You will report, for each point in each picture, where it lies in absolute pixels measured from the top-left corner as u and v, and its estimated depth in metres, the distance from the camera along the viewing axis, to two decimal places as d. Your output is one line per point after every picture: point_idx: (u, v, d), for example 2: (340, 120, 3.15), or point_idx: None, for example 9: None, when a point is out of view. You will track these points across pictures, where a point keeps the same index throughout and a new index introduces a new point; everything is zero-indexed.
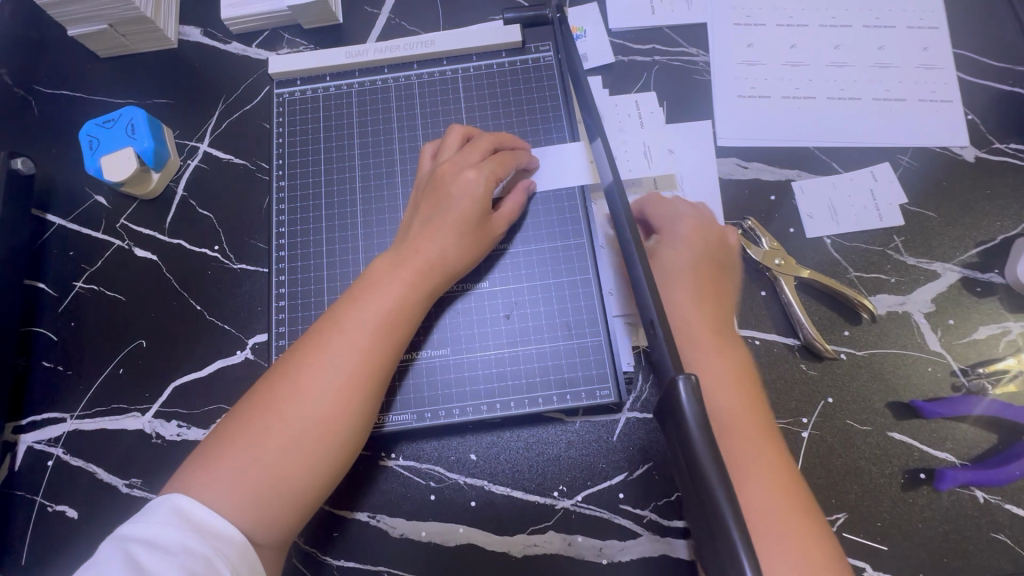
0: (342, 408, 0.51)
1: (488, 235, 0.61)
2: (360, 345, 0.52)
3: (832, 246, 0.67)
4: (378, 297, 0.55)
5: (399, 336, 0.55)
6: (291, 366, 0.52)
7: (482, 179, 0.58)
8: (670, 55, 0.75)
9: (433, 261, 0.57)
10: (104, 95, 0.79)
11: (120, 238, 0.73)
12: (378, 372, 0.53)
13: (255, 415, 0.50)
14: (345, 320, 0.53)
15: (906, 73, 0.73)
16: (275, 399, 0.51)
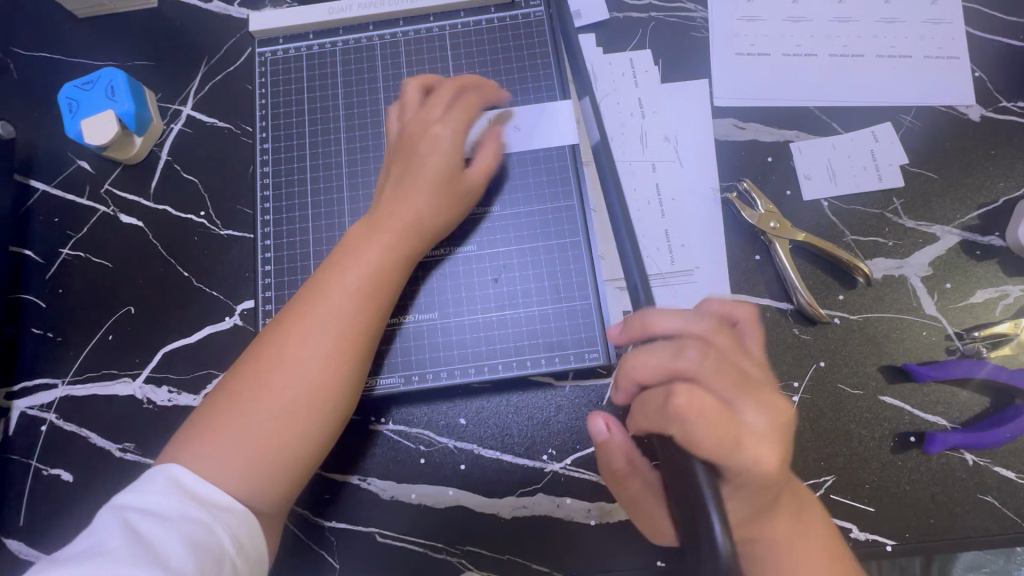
0: (329, 374, 0.51)
1: (466, 189, 0.59)
2: (344, 310, 0.52)
3: (829, 209, 0.66)
4: (360, 262, 0.54)
5: (384, 300, 0.54)
6: (274, 335, 0.52)
7: (452, 130, 0.57)
8: (667, 11, 0.72)
9: (411, 220, 0.56)
10: (83, 57, 0.77)
11: (105, 204, 0.72)
12: (364, 337, 0.52)
13: (242, 386, 0.50)
14: (327, 286, 0.53)
15: (912, 29, 0.70)
16: (259, 371, 0.50)
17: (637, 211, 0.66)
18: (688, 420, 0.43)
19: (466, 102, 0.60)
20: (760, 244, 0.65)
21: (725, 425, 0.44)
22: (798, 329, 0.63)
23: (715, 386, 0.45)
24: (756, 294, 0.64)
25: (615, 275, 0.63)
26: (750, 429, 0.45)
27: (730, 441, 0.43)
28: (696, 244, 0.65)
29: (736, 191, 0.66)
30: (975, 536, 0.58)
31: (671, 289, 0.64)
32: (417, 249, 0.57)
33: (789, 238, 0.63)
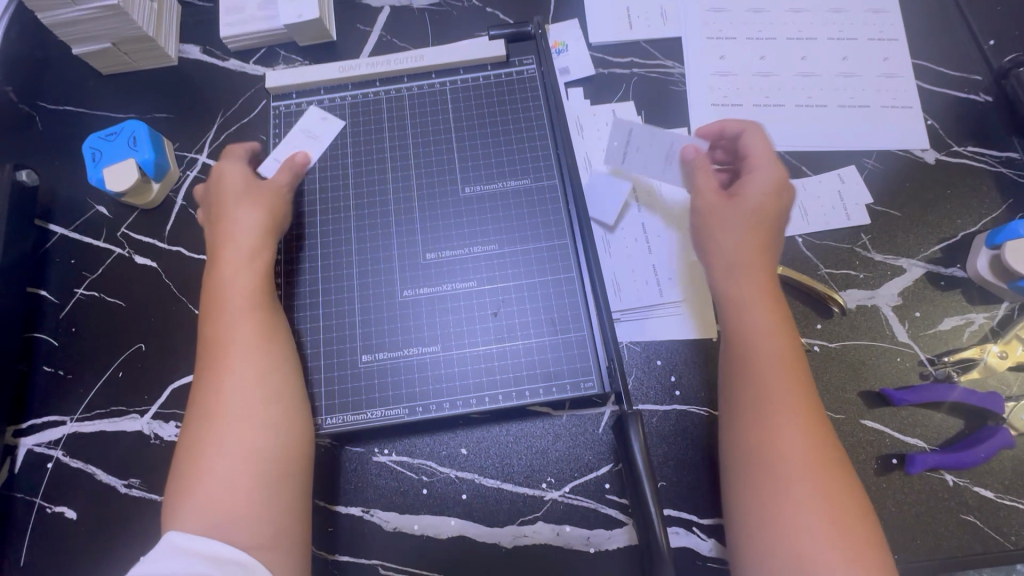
0: (260, 413, 0.54)
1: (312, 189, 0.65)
2: (250, 338, 0.58)
3: (803, 245, 0.71)
4: (233, 297, 0.60)
5: (273, 321, 0.60)
6: (203, 398, 0.55)
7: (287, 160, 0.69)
8: (648, 68, 0.80)
9: (246, 241, 0.63)
10: (106, 110, 0.82)
11: (121, 246, 0.75)
12: (272, 355, 0.58)
13: (197, 450, 0.53)
14: (224, 331, 0.58)
15: (868, 82, 0.78)
16: (199, 441, 0.53)
17: (625, 247, 0.71)
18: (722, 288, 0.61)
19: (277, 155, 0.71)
20: None
21: (766, 200, 0.60)
22: None
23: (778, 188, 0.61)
24: None
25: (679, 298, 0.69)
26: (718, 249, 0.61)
27: (749, 214, 0.60)
28: (683, 278, 0.69)
29: None
30: (961, 555, 0.60)
31: (658, 320, 0.68)
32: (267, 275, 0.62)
33: None
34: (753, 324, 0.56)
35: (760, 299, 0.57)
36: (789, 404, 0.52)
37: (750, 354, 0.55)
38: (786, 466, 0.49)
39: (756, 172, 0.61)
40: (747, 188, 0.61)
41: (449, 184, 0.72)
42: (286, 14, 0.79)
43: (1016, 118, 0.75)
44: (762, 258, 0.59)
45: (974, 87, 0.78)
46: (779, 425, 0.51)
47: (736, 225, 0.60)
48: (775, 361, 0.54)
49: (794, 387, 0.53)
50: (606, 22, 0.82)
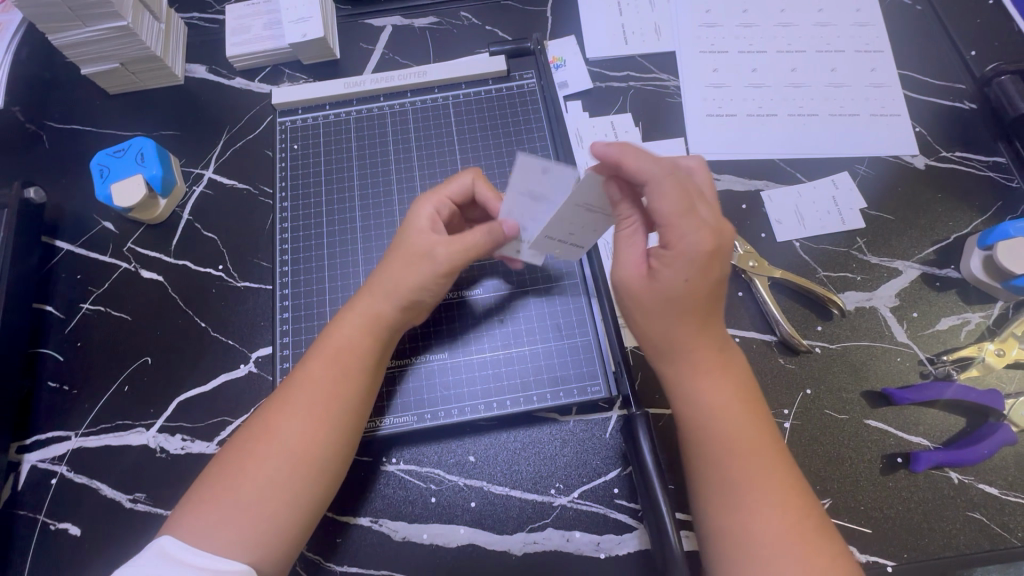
0: (307, 455, 0.54)
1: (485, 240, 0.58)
2: (327, 383, 0.56)
3: (801, 249, 0.72)
4: (351, 337, 0.58)
5: (362, 371, 0.58)
6: (267, 408, 0.56)
7: (470, 181, 0.63)
8: (644, 81, 0.83)
9: (398, 286, 0.58)
10: (113, 128, 0.83)
11: (128, 261, 0.76)
12: (342, 406, 0.56)
13: (240, 459, 0.53)
14: (314, 363, 0.57)
15: (857, 91, 0.81)
16: (242, 456, 0.53)
17: None
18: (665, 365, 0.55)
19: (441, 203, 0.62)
20: (741, 281, 0.71)
21: (690, 283, 0.50)
22: (783, 359, 0.67)
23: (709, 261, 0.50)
24: (743, 328, 0.69)
25: None
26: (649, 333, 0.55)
27: (686, 300, 0.51)
28: None
29: None
30: (969, 553, 0.60)
31: None
32: (398, 319, 0.59)
33: (767, 275, 0.69)
34: (711, 406, 0.53)
35: (717, 377, 0.54)
36: (765, 484, 0.50)
37: (718, 423, 0.52)
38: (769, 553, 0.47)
39: (682, 230, 0.49)
40: (664, 272, 0.51)
41: None
42: (292, 34, 0.81)
43: (1000, 124, 0.77)
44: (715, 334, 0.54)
45: (958, 96, 0.80)
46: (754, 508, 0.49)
47: (670, 313, 0.52)
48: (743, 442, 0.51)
49: (769, 470, 0.50)
50: (603, 38, 0.85)
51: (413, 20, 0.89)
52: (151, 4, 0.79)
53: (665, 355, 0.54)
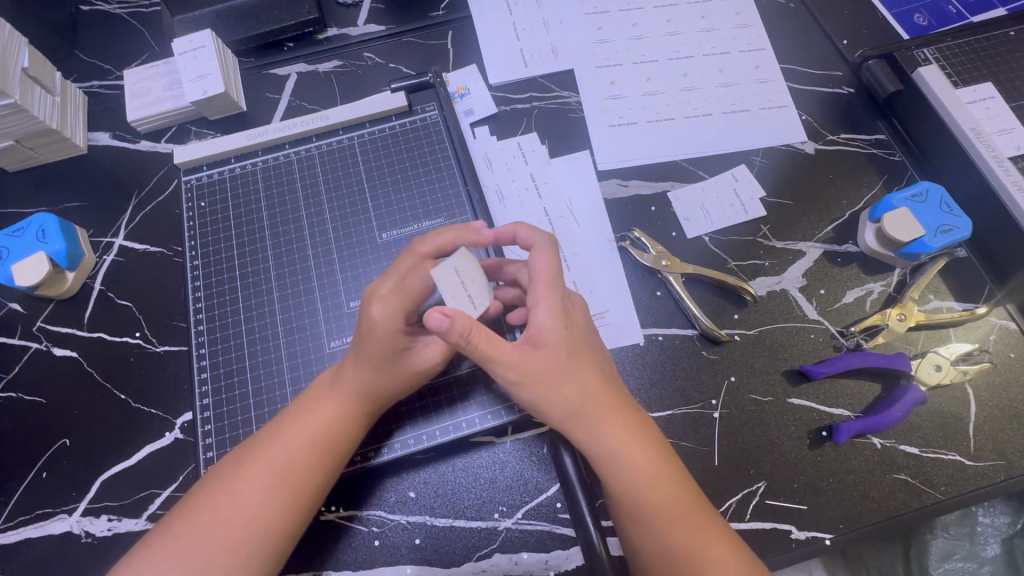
0: (271, 517, 0.53)
1: (442, 331, 0.50)
2: (292, 462, 0.55)
3: (710, 243, 0.75)
4: (323, 400, 0.58)
5: (339, 447, 0.57)
6: (225, 470, 0.55)
7: (453, 236, 0.55)
8: (546, 100, 0.86)
9: (387, 364, 0.56)
10: (16, 206, 0.81)
11: (39, 340, 0.73)
12: (316, 485, 0.56)
13: (190, 528, 0.52)
14: (284, 431, 0.57)
15: (745, 89, 0.85)
16: (202, 511, 0.53)
17: None
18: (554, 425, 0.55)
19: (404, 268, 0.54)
20: (658, 281, 0.73)
21: (561, 332, 0.54)
22: (706, 351, 0.70)
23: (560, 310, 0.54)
24: (664, 326, 0.71)
25: (601, 309, 0.71)
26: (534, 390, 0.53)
27: (559, 357, 0.54)
28: (602, 289, 0.72)
29: (628, 239, 0.75)
30: (898, 514, 0.63)
31: None
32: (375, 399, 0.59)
33: (680, 272, 0.72)
34: (627, 451, 0.54)
35: (614, 427, 0.55)
36: (683, 526, 0.53)
37: (629, 475, 0.54)
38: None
39: (539, 301, 0.54)
40: (540, 329, 0.53)
41: (365, 232, 0.73)
42: (192, 92, 0.81)
43: (877, 105, 0.83)
44: (600, 382, 0.55)
45: (837, 82, 0.86)
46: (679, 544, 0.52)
47: (563, 368, 0.54)
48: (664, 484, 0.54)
49: (688, 504, 0.54)
50: (503, 64, 0.88)
51: (317, 65, 0.91)
52: (43, 79, 0.79)
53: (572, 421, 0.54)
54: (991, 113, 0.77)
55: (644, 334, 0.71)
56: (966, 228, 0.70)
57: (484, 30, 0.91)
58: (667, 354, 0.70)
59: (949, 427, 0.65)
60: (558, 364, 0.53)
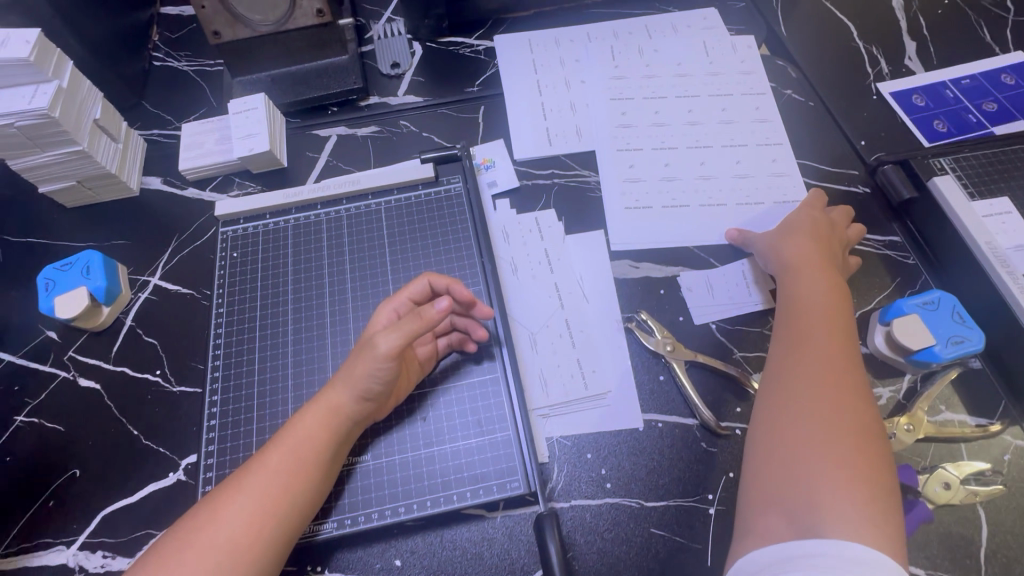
0: (254, 538, 0.52)
1: (422, 318, 0.59)
2: (276, 483, 0.54)
3: (718, 331, 0.76)
4: (309, 425, 0.57)
5: (314, 465, 0.56)
6: (210, 499, 0.54)
7: (426, 282, 0.67)
8: (567, 178, 0.90)
9: (357, 374, 0.58)
10: (67, 240, 0.88)
11: (67, 369, 0.78)
12: (293, 506, 0.54)
13: (175, 553, 0.50)
14: (271, 455, 0.56)
15: (761, 182, 0.88)
16: (188, 537, 0.51)
17: (552, 345, 0.75)
18: (793, 296, 0.70)
19: (401, 298, 0.66)
20: (662, 365, 0.74)
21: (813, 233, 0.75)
22: (706, 442, 0.69)
23: (821, 216, 0.78)
24: (665, 413, 0.71)
25: (603, 388, 0.72)
26: (797, 275, 0.72)
27: (813, 250, 0.73)
28: (605, 368, 0.73)
29: (635, 321, 0.77)
30: None
31: (587, 412, 0.71)
32: (355, 411, 0.59)
33: (684, 359, 0.73)
34: (807, 324, 0.66)
35: (818, 303, 0.68)
36: (822, 399, 0.60)
37: (803, 335, 0.66)
38: (811, 486, 0.55)
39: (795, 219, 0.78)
40: (793, 238, 0.75)
41: (381, 293, 0.77)
42: (239, 149, 0.89)
43: (892, 207, 0.84)
44: (823, 268, 0.71)
45: (853, 180, 0.88)
46: (806, 450, 0.57)
47: (806, 261, 0.72)
48: (811, 403, 0.60)
49: (830, 378, 0.61)
50: (528, 141, 0.93)
51: (356, 129, 0.97)
52: (110, 128, 0.87)
53: (793, 296, 0.70)
54: (1007, 228, 0.77)
55: (644, 419, 0.71)
56: (978, 341, 0.69)
57: (514, 107, 0.97)
58: (666, 442, 0.69)
59: (956, 550, 0.63)
60: (808, 256, 0.72)
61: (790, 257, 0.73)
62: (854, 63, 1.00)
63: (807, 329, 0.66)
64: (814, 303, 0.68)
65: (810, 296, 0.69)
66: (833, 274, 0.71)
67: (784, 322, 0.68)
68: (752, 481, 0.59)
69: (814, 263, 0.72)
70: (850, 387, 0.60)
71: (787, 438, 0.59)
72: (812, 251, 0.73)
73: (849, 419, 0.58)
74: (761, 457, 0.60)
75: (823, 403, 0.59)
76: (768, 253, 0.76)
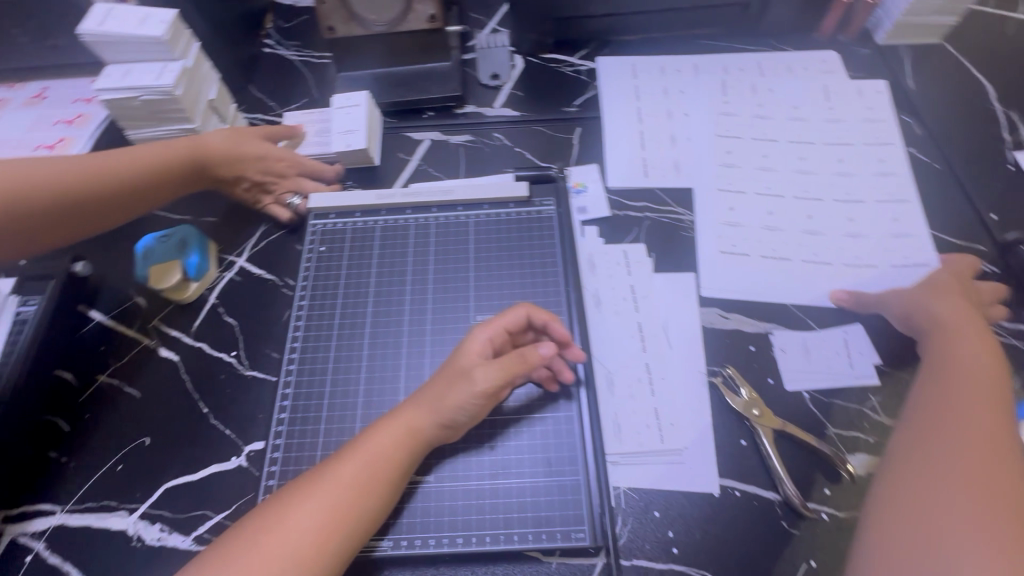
0: (319, 548, 0.51)
1: (524, 361, 0.59)
2: (347, 494, 0.53)
3: (810, 401, 0.70)
4: (385, 442, 0.56)
5: (387, 482, 0.55)
6: (279, 499, 0.53)
7: (524, 313, 0.63)
8: (661, 213, 0.86)
9: (446, 403, 0.57)
10: (165, 211, 0.91)
11: (150, 336, 0.80)
12: (358, 521, 0.53)
13: (244, 548, 0.50)
14: (344, 466, 0.54)
15: (874, 244, 0.81)
16: (256, 535, 0.50)
17: (630, 389, 0.71)
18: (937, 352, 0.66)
19: (496, 326, 0.62)
20: (745, 429, 0.69)
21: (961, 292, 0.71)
22: (787, 523, 0.63)
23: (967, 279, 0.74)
24: (745, 482, 0.66)
25: (680, 444, 0.68)
26: (943, 331, 0.68)
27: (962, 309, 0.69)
28: (684, 423, 0.69)
29: (721, 376, 0.72)
30: None
31: (660, 467, 0.67)
32: (434, 436, 0.58)
33: (771, 426, 0.68)
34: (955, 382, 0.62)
35: (970, 362, 0.64)
36: (973, 462, 0.55)
37: (950, 392, 0.61)
38: (952, 553, 0.50)
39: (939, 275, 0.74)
40: (939, 293, 0.71)
41: (459, 307, 0.75)
42: (338, 143, 0.90)
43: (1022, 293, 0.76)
44: (975, 329, 0.67)
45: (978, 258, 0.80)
46: (951, 513, 0.53)
47: (954, 318, 0.68)
48: (963, 470, 0.55)
49: (983, 441, 0.56)
50: (624, 169, 0.90)
51: (449, 136, 0.97)
52: (222, 109, 0.90)
53: (938, 351, 0.66)
54: None
55: (721, 485, 0.66)
56: None
57: (612, 132, 0.95)
58: (744, 515, 0.64)
59: None
60: (956, 314, 0.69)
61: (938, 314, 0.69)
62: (989, 128, 0.92)
63: (955, 386, 0.62)
64: (965, 363, 0.64)
65: (958, 355, 0.65)
66: (989, 340, 0.66)
67: (929, 378, 0.64)
68: (878, 536, 0.55)
69: (961, 322, 0.68)
70: (1010, 455, 0.55)
71: (930, 505, 0.54)
72: (964, 310, 0.69)
73: (1005, 489, 0.53)
74: (894, 511, 0.55)
75: (974, 465, 0.55)
76: (906, 308, 0.72)
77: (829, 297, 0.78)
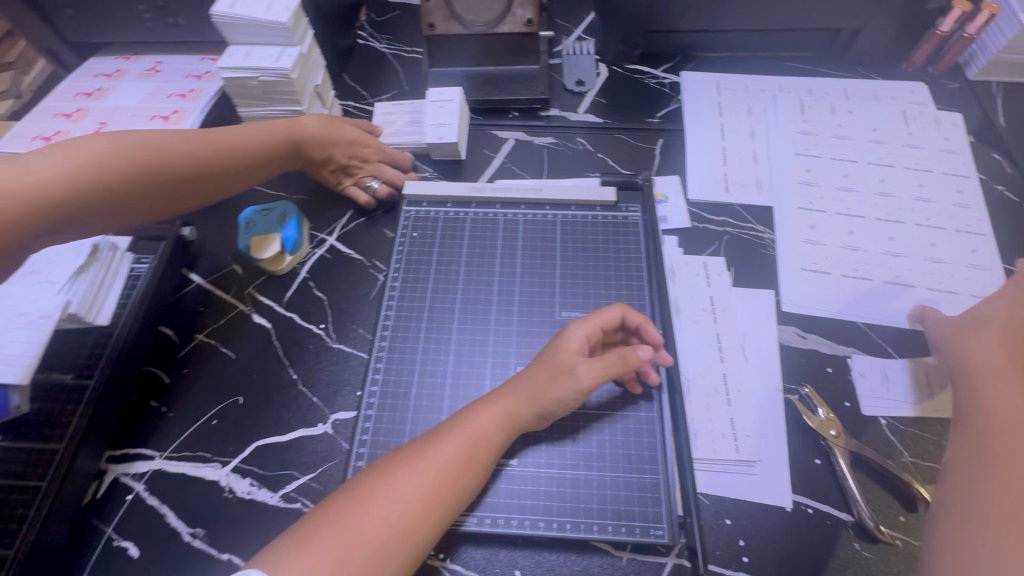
0: (422, 515, 0.54)
1: (624, 361, 0.62)
2: (449, 467, 0.57)
3: (888, 428, 0.71)
4: (484, 422, 0.60)
5: (482, 462, 0.59)
6: (385, 465, 0.57)
7: (621, 313, 0.67)
8: (741, 229, 0.87)
9: (547, 393, 0.61)
10: (262, 186, 0.96)
11: (245, 303, 0.85)
12: (457, 493, 0.56)
13: (355, 508, 0.53)
14: (447, 442, 0.58)
15: (958, 270, 0.81)
16: (367, 498, 0.54)
17: (706, 396, 0.73)
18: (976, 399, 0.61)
19: (593, 324, 0.65)
20: (821, 448, 0.69)
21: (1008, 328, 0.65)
22: (861, 545, 0.64)
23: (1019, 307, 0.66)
24: (819, 500, 0.67)
25: (754, 455, 0.69)
26: (981, 376, 0.62)
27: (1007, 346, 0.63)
28: (760, 436, 0.70)
29: (798, 394, 0.73)
30: None
31: (734, 475, 0.68)
32: (529, 423, 0.62)
33: (849, 448, 0.68)
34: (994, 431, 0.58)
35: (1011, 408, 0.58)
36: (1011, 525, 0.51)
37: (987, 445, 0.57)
38: None
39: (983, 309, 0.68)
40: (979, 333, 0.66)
41: (543, 302, 0.78)
42: (431, 135, 0.93)
43: None
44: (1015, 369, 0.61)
45: None
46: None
47: (998, 361, 0.62)
48: (1001, 535, 0.51)
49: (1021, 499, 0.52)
50: (706, 183, 0.92)
51: (534, 137, 1.00)
52: (324, 95, 0.94)
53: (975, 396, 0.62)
54: None
55: (794, 500, 0.67)
56: None
57: (695, 145, 0.96)
58: (818, 532, 0.65)
59: None
60: (1000, 354, 0.63)
61: (979, 360, 0.64)
62: None
63: (993, 440, 0.57)
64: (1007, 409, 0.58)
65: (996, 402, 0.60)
66: None
67: (964, 427, 0.60)
68: None
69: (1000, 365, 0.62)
70: None
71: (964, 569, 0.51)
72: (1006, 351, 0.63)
73: None
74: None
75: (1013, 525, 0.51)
76: (945, 349, 0.68)
77: (906, 319, 0.78)
